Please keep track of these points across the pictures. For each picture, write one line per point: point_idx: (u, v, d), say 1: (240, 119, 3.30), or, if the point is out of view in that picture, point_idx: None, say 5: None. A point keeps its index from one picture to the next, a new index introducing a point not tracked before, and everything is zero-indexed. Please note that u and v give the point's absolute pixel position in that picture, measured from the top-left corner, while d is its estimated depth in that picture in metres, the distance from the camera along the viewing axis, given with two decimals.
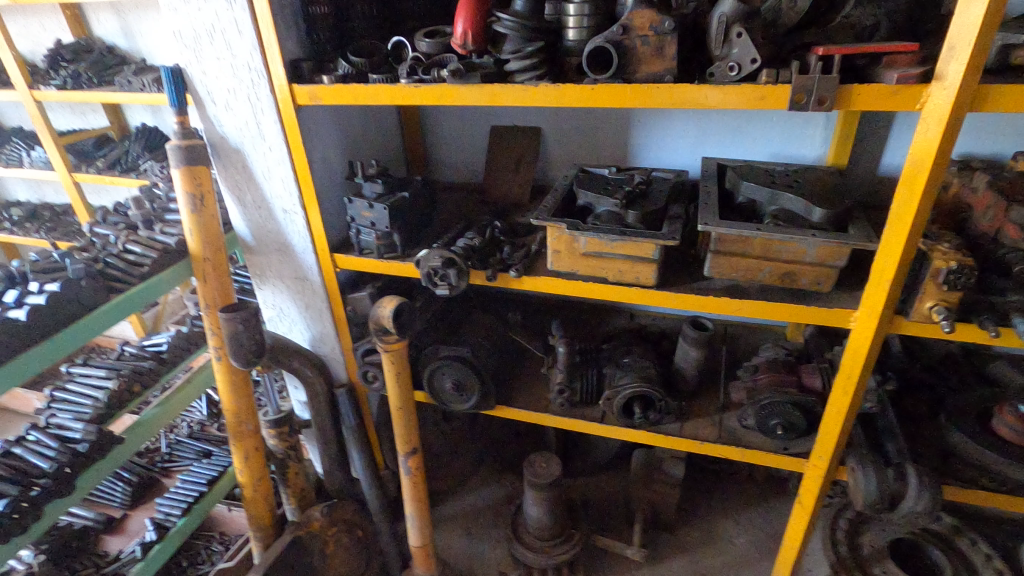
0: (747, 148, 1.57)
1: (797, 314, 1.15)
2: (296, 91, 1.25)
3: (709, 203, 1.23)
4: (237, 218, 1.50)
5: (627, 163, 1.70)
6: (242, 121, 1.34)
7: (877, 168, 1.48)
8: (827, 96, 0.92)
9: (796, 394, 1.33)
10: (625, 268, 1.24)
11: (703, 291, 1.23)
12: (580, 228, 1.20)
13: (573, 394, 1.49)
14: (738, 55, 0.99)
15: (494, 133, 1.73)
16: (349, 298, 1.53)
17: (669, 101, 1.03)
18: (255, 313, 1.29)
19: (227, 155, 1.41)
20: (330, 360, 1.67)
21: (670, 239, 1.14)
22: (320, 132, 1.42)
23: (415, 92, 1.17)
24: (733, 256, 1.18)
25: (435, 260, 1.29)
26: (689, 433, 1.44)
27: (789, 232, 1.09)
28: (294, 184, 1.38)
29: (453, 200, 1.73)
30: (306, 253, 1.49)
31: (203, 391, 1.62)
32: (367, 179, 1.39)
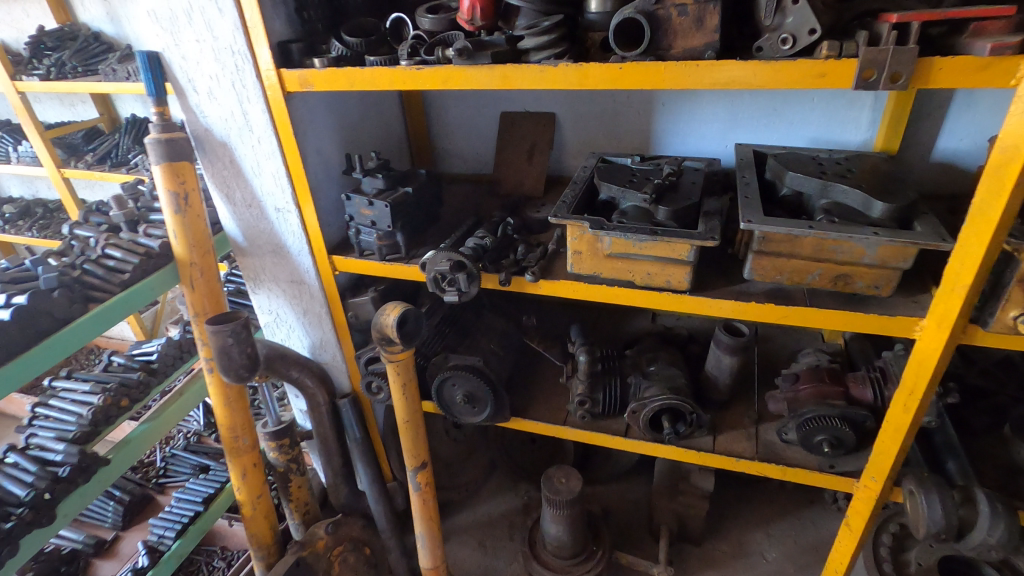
0: (784, 133, 1.42)
1: (853, 322, 1.02)
2: (285, 77, 1.12)
3: (749, 196, 1.09)
4: (227, 217, 1.38)
5: (650, 152, 1.56)
6: (226, 111, 1.21)
7: (932, 153, 1.33)
8: (902, 73, 0.78)
9: (844, 407, 1.20)
10: (655, 271, 1.10)
11: (743, 296, 1.09)
12: (605, 227, 1.06)
13: (595, 406, 1.37)
14: (794, 25, 0.85)
15: (504, 120, 1.60)
16: (350, 303, 1.41)
17: (710, 81, 0.89)
18: (246, 324, 1.17)
19: (213, 149, 1.28)
20: (332, 368, 1.56)
21: (708, 239, 1.00)
22: (314, 122, 1.28)
23: (418, 77, 1.04)
24: (779, 257, 1.04)
25: (441, 263, 1.17)
26: (724, 449, 1.32)
27: (848, 230, 0.94)
28: (286, 180, 1.26)
29: (461, 195, 1.60)
30: (302, 255, 1.36)
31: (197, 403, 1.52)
32: (366, 174, 1.26)
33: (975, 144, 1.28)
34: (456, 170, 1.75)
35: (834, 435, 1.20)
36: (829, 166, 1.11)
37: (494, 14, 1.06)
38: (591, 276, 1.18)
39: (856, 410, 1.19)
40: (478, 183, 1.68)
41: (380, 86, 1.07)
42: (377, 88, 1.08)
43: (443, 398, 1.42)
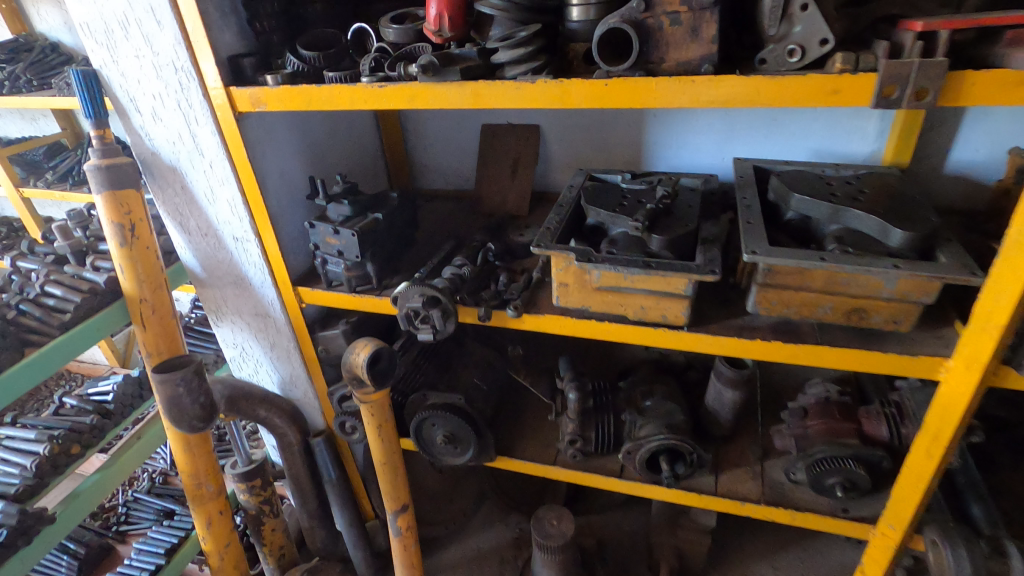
0: (786, 145, 1.32)
1: (869, 361, 0.92)
2: (235, 96, 1.01)
3: (751, 221, 0.99)
4: (182, 247, 1.26)
5: (642, 165, 1.45)
6: (174, 134, 1.10)
7: (946, 165, 1.23)
8: (930, 90, 0.67)
9: (857, 447, 1.10)
10: (648, 305, 1.00)
11: (746, 331, 0.99)
12: (593, 259, 0.96)
13: (587, 444, 1.26)
14: (802, 34, 0.74)
15: (485, 134, 1.48)
16: (319, 337, 1.29)
17: (707, 99, 0.78)
18: (198, 371, 1.06)
19: (162, 174, 1.17)
20: (303, 404, 1.44)
21: (708, 273, 0.90)
22: (273, 143, 1.17)
23: (380, 95, 0.93)
24: (786, 290, 0.94)
25: (414, 299, 1.06)
26: (727, 490, 1.21)
27: (863, 263, 0.84)
28: (243, 207, 1.15)
29: (440, 214, 1.49)
30: (265, 287, 1.25)
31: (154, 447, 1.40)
32: (331, 199, 1.15)
33: (993, 155, 1.18)
34: (435, 186, 1.63)
35: (848, 478, 1.10)
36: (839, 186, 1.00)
37: (464, 24, 0.94)
38: (579, 309, 1.07)
39: (871, 450, 1.09)
40: (458, 200, 1.57)
41: (339, 106, 0.96)
42: (336, 107, 0.97)
43: (423, 438, 1.31)
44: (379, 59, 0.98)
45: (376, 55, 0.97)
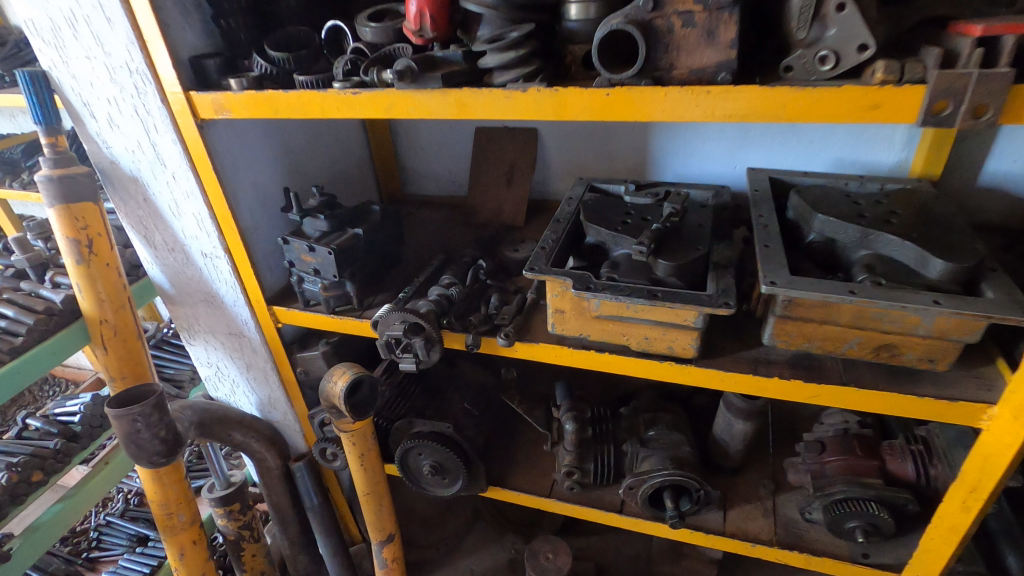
0: (804, 154, 1.21)
1: (900, 404, 0.82)
2: (196, 101, 0.91)
3: (769, 245, 0.88)
4: (149, 262, 1.17)
5: (647, 174, 1.35)
6: (133, 142, 1.00)
7: (980, 178, 1.12)
8: (990, 106, 0.56)
9: (881, 489, 1.01)
10: (653, 336, 0.90)
11: (762, 367, 0.90)
12: (592, 287, 0.86)
13: (584, 477, 1.17)
14: (836, 39, 0.64)
15: (478, 139, 1.38)
16: (298, 359, 1.20)
17: (723, 112, 0.68)
18: (158, 404, 0.96)
19: (123, 184, 1.07)
20: (284, 426, 1.36)
21: (722, 306, 0.80)
22: (244, 151, 1.07)
23: (355, 103, 0.83)
24: (808, 323, 0.84)
25: (394, 326, 0.96)
26: (737, 529, 1.12)
27: (898, 299, 0.74)
28: (211, 221, 1.05)
29: (430, 225, 1.39)
30: (238, 306, 1.16)
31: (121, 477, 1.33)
32: (307, 213, 1.06)
33: None
34: (426, 193, 1.53)
35: (870, 522, 1.01)
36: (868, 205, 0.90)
37: (448, 23, 0.83)
38: (577, 337, 0.98)
39: (897, 493, 0.99)
40: (451, 209, 1.47)
41: (310, 114, 0.86)
42: (307, 116, 0.87)
43: (409, 468, 1.22)
44: (355, 62, 0.87)
45: (352, 57, 0.87)
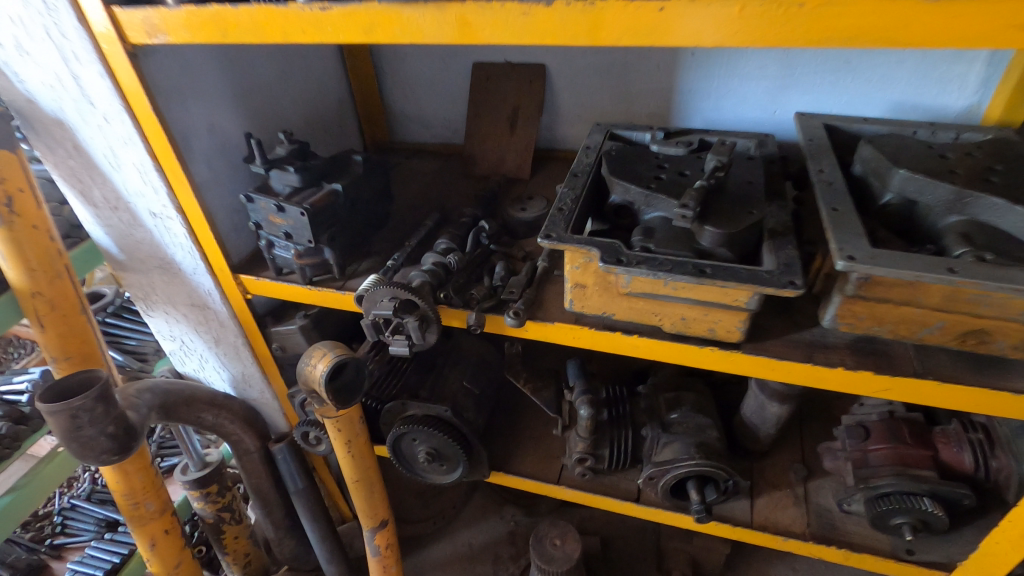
0: (859, 97, 1.04)
1: (988, 401, 0.69)
2: (122, 20, 0.71)
3: (838, 208, 0.73)
4: (90, 223, 0.99)
5: (671, 119, 1.16)
6: (50, 74, 0.81)
7: None
8: None
9: (935, 483, 0.89)
10: (692, 316, 0.76)
11: (820, 353, 0.76)
12: (624, 260, 0.70)
13: (598, 463, 1.05)
14: None
15: (477, 76, 1.18)
16: (272, 333, 1.05)
17: (816, 34, 0.51)
18: (103, 395, 0.81)
19: (46, 129, 0.88)
20: (261, 404, 1.22)
21: (786, 285, 0.65)
22: (193, 87, 0.88)
23: (322, 24, 0.64)
24: (884, 303, 0.70)
25: (382, 304, 0.80)
26: (766, 521, 1.02)
27: (1011, 280, 0.59)
28: (157, 174, 0.87)
29: (422, 178, 1.21)
30: (199, 275, 0.99)
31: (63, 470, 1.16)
32: (273, 164, 0.88)
33: None
34: (417, 141, 1.34)
35: (920, 519, 0.90)
36: (959, 158, 0.74)
37: None
38: (598, 316, 0.83)
39: (953, 488, 0.88)
40: (445, 159, 1.29)
41: (267, 39, 0.67)
42: (261, 41, 0.67)
43: (403, 454, 1.09)
44: None
45: None
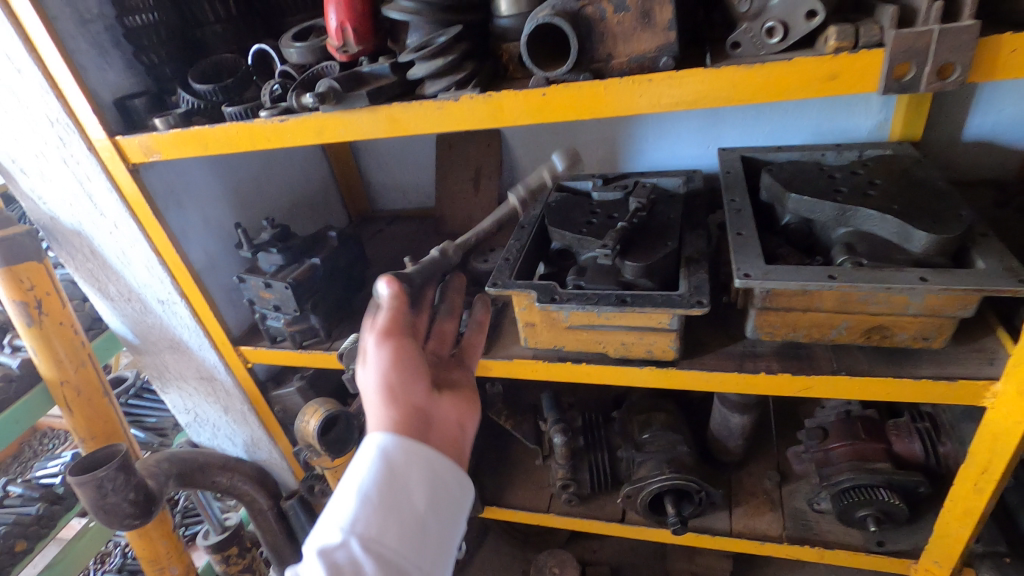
0: (778, 128, 1.15)
1: (898, 390, 0.77)
2: (124, 145, 0.87)
3: (743, 232, 0.82)
4: (109, 314, 1.15)
5: (617, 164, 1.29)
6: (68, 194, 0.97)
7: (962, 132, 1.04)
8: (957, 64, 0.51)
9: (891, 472, 0.95)
10: (631, 340, 0.85)
11: (749, 361, 0.84)
12: (557, 298, 0.80)
13: (581, 488, 1.12)
14: (782, 8, 0.58)
15: (440, 146, 1.32)
16: (273, 397, 1.15)
17: (685, 101, 0.62)
18: (123, 465, 1.00)
19: (67, 240, 1.05)
20: (272, 464, 1.32)
21: (691, 305, 0.75)
22: (187, 190, 1.04)
23: (254, 139, 0.80)
24: (791, 312, 0.78)
25: (359, 358, 0.91)
26: (744, 528, 1.07)
27: (882, 279, 0.69)
28: (160, 267, 1.02)
29: (399, 241, 1.33)
30: (204, 350, 1.12)
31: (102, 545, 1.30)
32: (258, 249, 1.01)
33: (1019, 116, 0.99)
34: (395, 208, 1.48)
35: (881, 509, 0.95)
36: (845, 178, 0.84)
37: (374, 33, 0.78)
38: (552, 349, 0.93)
39: (905, 476, 0.93)
40: (421, 222, 1.41)
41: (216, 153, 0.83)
42: (218, 152, 0.83)
43: None
44: (250, 108, 0.82)
45: (247, 105, 0.82)
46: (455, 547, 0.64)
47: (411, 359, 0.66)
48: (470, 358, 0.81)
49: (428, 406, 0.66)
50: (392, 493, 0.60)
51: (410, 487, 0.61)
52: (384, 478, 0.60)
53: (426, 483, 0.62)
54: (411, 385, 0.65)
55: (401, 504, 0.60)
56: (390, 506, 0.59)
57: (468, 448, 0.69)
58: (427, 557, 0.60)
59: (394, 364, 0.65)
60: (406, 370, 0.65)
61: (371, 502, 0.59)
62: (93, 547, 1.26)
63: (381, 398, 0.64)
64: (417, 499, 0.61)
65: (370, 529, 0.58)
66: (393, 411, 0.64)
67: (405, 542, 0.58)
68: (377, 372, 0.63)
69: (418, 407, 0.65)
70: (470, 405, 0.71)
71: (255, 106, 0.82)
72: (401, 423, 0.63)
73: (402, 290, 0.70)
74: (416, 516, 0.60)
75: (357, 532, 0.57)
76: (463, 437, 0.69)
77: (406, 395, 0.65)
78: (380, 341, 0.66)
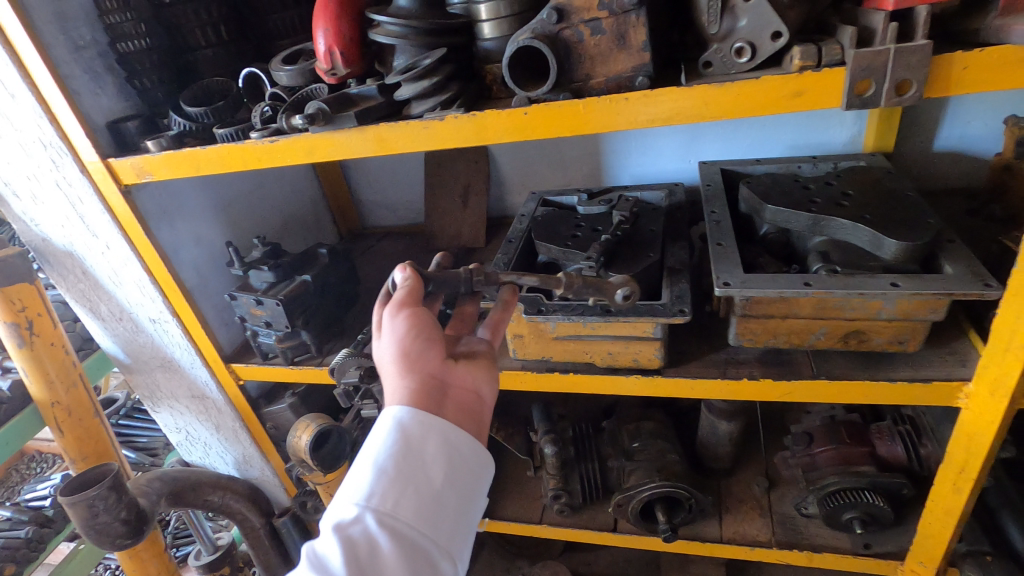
0: (758, 141, 1.18)
1: (876, 393, 0.79)
2: (116, 167, 0.88)
3: (722, 243, 0.85)
4: (101, 335, 1.15)
5: (602, 178, 1.32)
6: (60, 215, 0.99)
7: (932, 143, 1.08)
8: (913, 81, 0.54)
9: (874, 475, 0.97)
10: (616, 350, 0.87)
11: (732, 368, 0.86)
12: (544, 309, 0.83)
13: (572, 498, 1.14)
14: (749, 29, 0.61)
15: (429, 164, 1.34)
16: (265, 414, 1.16)
17: (662, 118, 0.65)
18: (115, 484, 1.00)
19: (58, 260, 1.06)
20: (264, 481, 1.32)
21: (673, 314, 0.77)
22: (179, 210, 1.05)
23: (245, 159, 0.82)
24: (770, 319, 0.80)
25: (350, 373, 0.92)
26: (734, 534, 1.08)
27: (855, 286, 0.71)
28: (152, 286, 1.03)
29: (389, 257, 1.35)
30: (196, 368, 1.13)
31: (92, 567, 1.29)
32: (249, 267, 1.03)
33: (985, 128, 1.03)
34: (386, 225, 1.50)
35: (866, 512, 0.97)
36: (819, 189, 0.87)
37: (362, 56, 0.81)
38: (540, 360, 0.94)
39: (888, 478, 0.95)
40: (411, 238, 1.43)
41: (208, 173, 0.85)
42: (209, 172, 0.85)
43: None
44: (241, 129, 0.84)
45: (238, 126, 0.84)
46: (472, 518, 0.66)
47: (426, 329, 0.65)
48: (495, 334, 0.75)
49: (444, 377, 0.67)
50: (408, 467, 0.61)
51: (426, 460, 0.62)
52: (400, 452, 0.61)
53: (441, 455, 0.63)
54: (426, 356, 0.65)
55: (417, 478, 0.62)
56: (406, 480, 0.61)
57: (486, 414, 0.70)
58: (445, 529, 0.62)
59: (410, 335, 0.64)
60: (421, 340, 0.65)
61: (387, 475, 0.60)
62: (83, 569, 1.25)
63: (397, 369, 0.64)
64: (434, 473, 0.62)
65: (387, 501, 0.59)
66: (409, 381, 0.64)
67: (422, 514, 0.60)
68: (393, 342, 0.63)
69: (435, 377, 0.66)
70: (489, 373, 0.70)
71: (246, 127, 0.84)
72: (417, 392, 0.64)
73: (418, 272, 0.68)
74: (433, 490, 0.62)
75: (375, 505, 0.59)
76: (481, 404, 0.70)
77: (423, 366, 0.65)
78: (394, 314, 0.64)
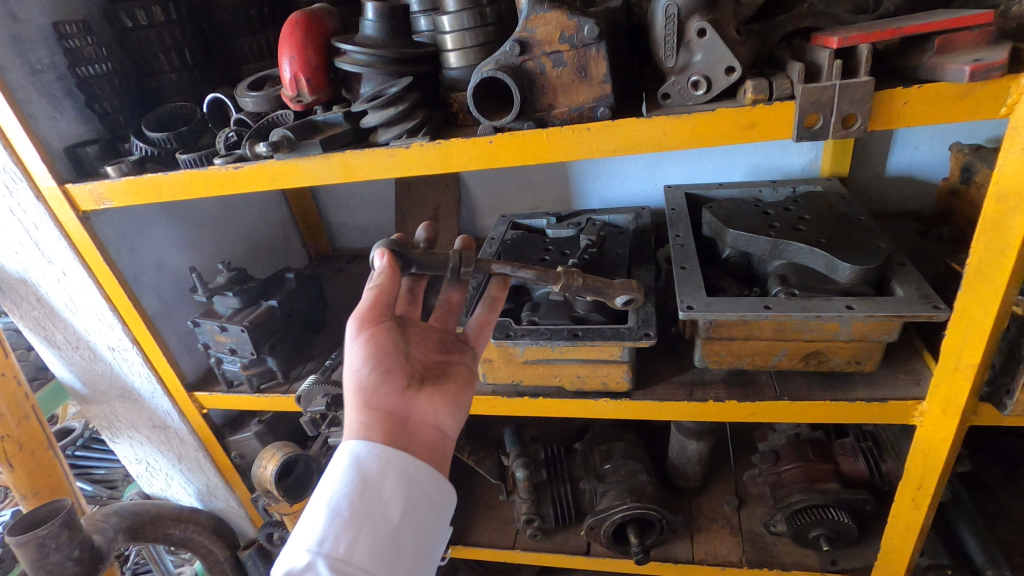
0: (721, 165, 1.21)
1: (837, 412, 0.81)
2: (74, 193, 0.86)
3: (686, 266, 0.86)
4: (57, 364, 1.12)
5: (571, 202, 1.34)
6: (14, 242, 0.96)
7: (884, 168, 1.13)
8: (858, 115, 0.57)
9: (839, 491, 0.99)
10: (585, 373, 0.87)
11: (698, 390, 0.87)
12: (512, 334, 0.83)
13: (544, 522, 1.13)
14: (704, 63, 0.63)
15: (399, 187, 1.34)
16: (229, 443, 1.13)
17: (622, 146, 0.67)
18: (67, 521, 0.96)
19: (12, 288, 1.03)
20: (229, 513, 1.28)
21: (638, 337, 0.79)
22: (140, 235, 1.03)
23: (207, 184, 0.81)
24: (734, 341, 0.82)
25: (317, 401, 0.91)
26: (705, 554, 1.08)
27: (812, 309, 0.73)
28: (111, 314, 1.00)
29: (359, 280, 1.34)
30: (157, 397, 1.10)
31: None
32: (213, 293, 1.01)
33: (933, 154, 1.08)
34: (356, 248, 1.49)
35: (832, 528, 0.98)
36: (778, 213, 0.90)
37: (328, 84, 0.82)
38: (510, 385, 0.94)
39: (852, 494, 0.97)
40: None
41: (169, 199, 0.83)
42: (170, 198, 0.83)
43: None
44: (205, 155, 0.83)
45: (201, 153, 0.83)
46: (431, 558, 0.65)
47: (383, 359, 0.68)
48: (478, 336, 0.80)
49: (403, 407, 0.70)
50: (364, 507, 0.61)
51: (382, 499, 0.62)
52: (355, 491, 0.62)
53: (399, 491, 0.63)
54: (383, 385, 0.68)
55: (373, 518, 0.61)
56: (362, 520, 0.61)
57: (449, 448, 0.72)
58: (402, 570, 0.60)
59: (367, 362, 0.67)
60: (378, 369, 0.68)
61: (342, 517, 0.60)
62: None
63: (356, 395, 0.67)
64: (391, 512, 0.62)
65: (341, 543, 0.58)
66: (365, 416, 0.67)
67: (379, 554, 0.59)
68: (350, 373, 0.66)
69: (392, 408, 0.69)
70: (451, 406, 0.73)
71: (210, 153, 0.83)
72: (374, 426, 0.66)
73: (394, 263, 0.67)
74: (390, 530, 0.61)
75: (328, 549, 0.58)
76: (443, 437, 0.72)
77: (378, 397, 0.68)
78: (358, 334, 0.67)
